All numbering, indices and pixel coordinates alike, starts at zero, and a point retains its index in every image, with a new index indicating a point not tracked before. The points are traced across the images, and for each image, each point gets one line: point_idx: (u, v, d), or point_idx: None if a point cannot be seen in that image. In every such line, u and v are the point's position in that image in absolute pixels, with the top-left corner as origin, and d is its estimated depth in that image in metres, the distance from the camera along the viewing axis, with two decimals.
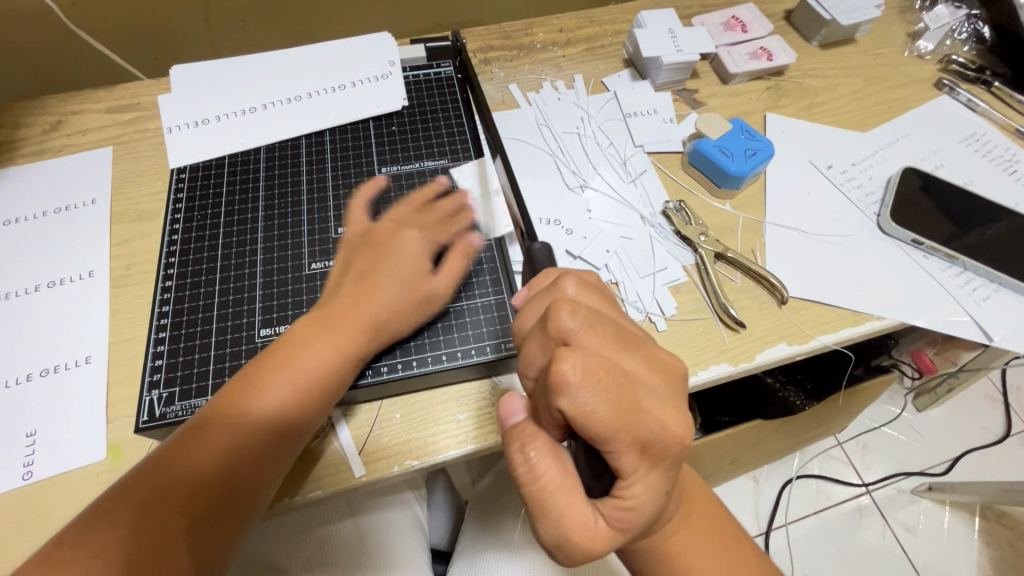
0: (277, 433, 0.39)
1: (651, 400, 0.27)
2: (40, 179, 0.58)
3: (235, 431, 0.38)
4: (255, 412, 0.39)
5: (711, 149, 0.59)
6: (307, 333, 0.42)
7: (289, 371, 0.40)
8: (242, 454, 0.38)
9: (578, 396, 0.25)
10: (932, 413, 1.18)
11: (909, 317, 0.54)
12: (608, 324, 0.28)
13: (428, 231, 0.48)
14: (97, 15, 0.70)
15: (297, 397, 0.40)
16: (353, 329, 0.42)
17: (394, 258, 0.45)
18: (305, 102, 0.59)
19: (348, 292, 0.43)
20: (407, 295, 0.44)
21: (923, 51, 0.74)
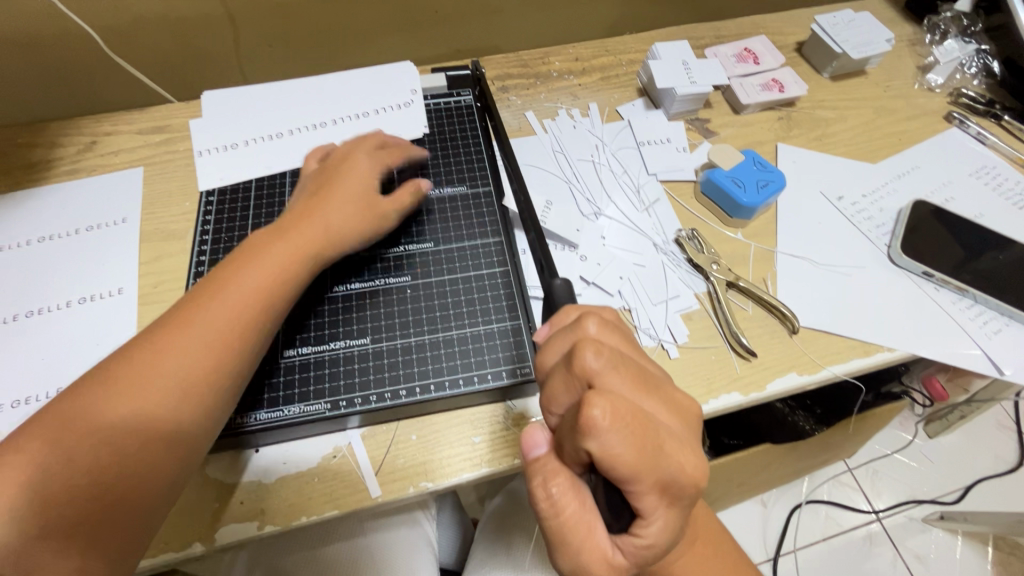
0: (219, 341, 0.40)
1: (672, 444, 0.27)
2: (73, 198, 0.61)
3: (175, 343, 0.39)
4: (197, 324, 0.40)
5: (724, 179, 0.60)
6: (247, 254, 0.44)
7: (228, 290, 0.41)
8: (184, 363, 0.38)
9: (606, 440, 0.25)
10: (943, 440, 1.16)
11: (920, 350, 0.55)
12: (631, 365, 0.29)
13: (376, 158, 0.52)
14: (131, 41, 0.73)
15: (237, 308, 0.41)
16: (297, 242, 0.45)
17: (345, 179, 0.49)
18: (330, 129, 0.61)
19: (298, 211, 0.47)
20: (356, 210, 0.48)
21: (932, 84, 0.75)
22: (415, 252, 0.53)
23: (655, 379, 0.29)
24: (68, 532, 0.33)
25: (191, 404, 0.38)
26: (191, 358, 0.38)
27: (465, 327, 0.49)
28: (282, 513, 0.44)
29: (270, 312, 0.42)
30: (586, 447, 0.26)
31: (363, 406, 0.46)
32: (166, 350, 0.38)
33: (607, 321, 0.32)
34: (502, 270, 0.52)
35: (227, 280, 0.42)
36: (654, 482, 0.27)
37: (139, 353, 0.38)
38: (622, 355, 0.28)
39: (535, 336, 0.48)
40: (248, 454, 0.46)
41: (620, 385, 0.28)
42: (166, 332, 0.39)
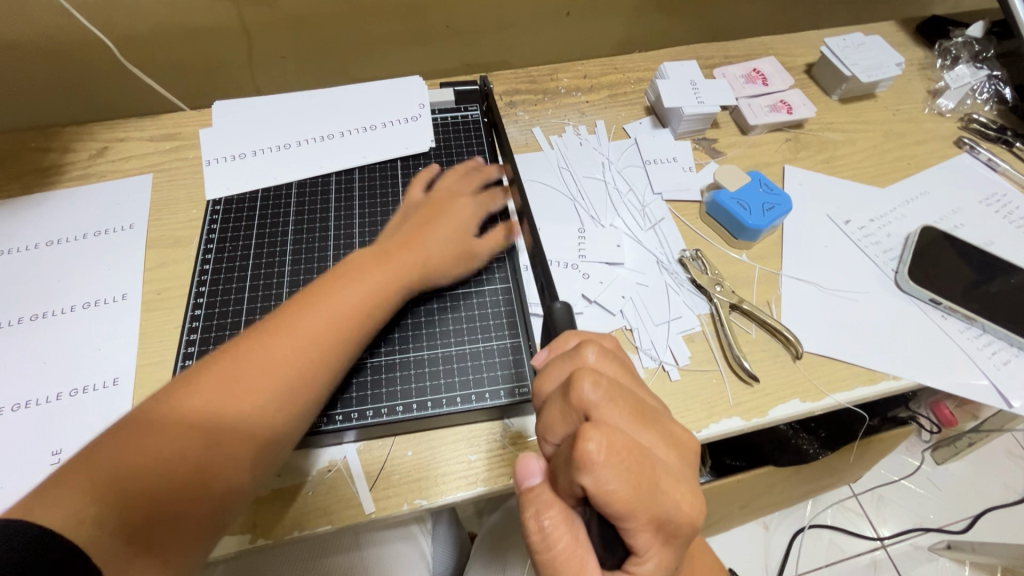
0: (314, 355, 0.41)
1: (670, 480, 0.26)
2: (83, 203, 0.61)
3: (273, 353, 0.40)
4: (295, 336, 0.41)
5: (729, 201, 0.60)
6: (350, 272, 0.46)
7: (336, 304, 0.43)
8: (284, 378, 0.39)
9: (601, 475, 0.24)
10: (951, 467, 1.14)
11: (925, 379, 0.54)
12: (628, 397, 0.28)
13: (479, 203, 0.55)
14: (147, 50, 0.74)
15: (336, 327, 0.42)
16: (402, 267, 0.47)
17: (449, 218, 0.52)
18: (337, 140, 0.61)
19: (406, 236, 0.49)
20: (453, 251, 0.50)
21: (943, 109, 0.75)
22: None
23: (652, 411, 0.28)
24: (156, 532, 0.34)
25: (281, 418, 0.39)
26: (289, 374, 0.39)
27: (465, 343, 0.49)
28: (273, 526, 0.44)
29: (362, 332, 0.44)
30: (580, 481, 0.25)
31: (360, 420, 0.45)
32: (265, 361, 0.39)
33: (608, 350, 0.31)
34: (503, 287, 0.52)
35: (326, 294, 0.44)
36: (648, 520, 0.26)
37: (240, 360, 0.39)
38: (620, 386, 0.28)
39: (533, 355, 0.48)
40: None
41: (617, 417, 0.27)
42: (266, 342, 0.40)
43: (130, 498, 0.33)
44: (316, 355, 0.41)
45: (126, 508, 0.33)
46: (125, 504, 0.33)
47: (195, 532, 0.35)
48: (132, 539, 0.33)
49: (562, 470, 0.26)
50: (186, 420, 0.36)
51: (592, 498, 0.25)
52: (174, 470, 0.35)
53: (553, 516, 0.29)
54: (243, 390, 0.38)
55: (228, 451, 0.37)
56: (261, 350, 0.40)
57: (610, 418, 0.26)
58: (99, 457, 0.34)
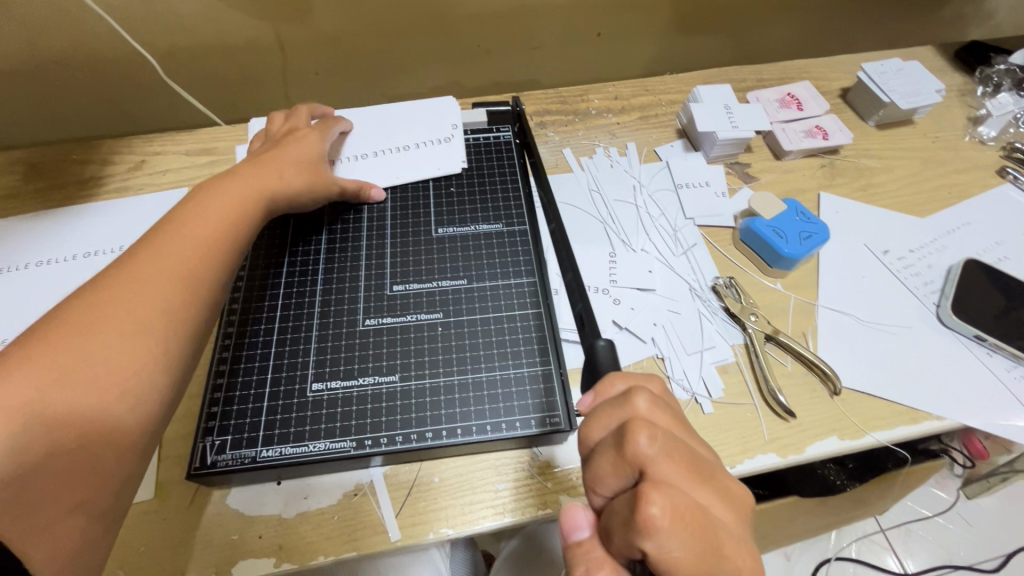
0: (187, 269, 0.39)
1: (731, 544, 0.25)
2: (120, 215, 0.62)
3: (140, 275, 0.37)
4: (164, 256, 0.39)
5: (765, 229, 0.59)
6: (203, 198, 0.44)
7: (198, 217, 0.42)
8: (161, 292, 0.37)
9: (665, 541, 0.23)
10: (983, 503, 1.10)
11: (971, 420, 0.52)
12: (685, 452, 0.26)
13: (319, 133, 0.58)
14: (187, 65, 0.76)
15: (204, 241, 0.41)
16: (256, 180, 0.48)
17: (288, 144, 0.53)
18: (369, 158, 0.61)
19: (255, 161, 0.50)
20: (307, 173, 0.52)
21: (985, 137, 0.73)
22: (447, 288, 0.52)
23: (710, 466, 0.27)
24: (60, 474, 0.31)
25: (172, 328, 0.37)
26: (167, 288, 0.38)
27: (494, 370, 0.48)
28: (299, 551, 0.43)
29: (234, 245, 0.43)
30: (639, 546, 0.24)
31: (389, 446, 0.44)
32: (134, 282, 0.37)
33: (659, 397, 0.30)
34: (534, 312, 0.51)
35: (186, 217, 0.42)
36: None
37: (104, 290, 0.36)
38: (678, 441, 0.26)
39: (566, 383, 0.47)
40: (268, 486, 0.46)
41: (675, 475, 0.26)
42: (135, 267, 0.38)
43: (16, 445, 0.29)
44: (189, 267, 0.39)
45: (17, 456, 0.29)
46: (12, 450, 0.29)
47: (107, 465, 0.33)
48: (31, 485, 0.29)
49: (619, 531, 0.25)
50: (60, 353, 0.32)
51: (653, 564, 0.23)
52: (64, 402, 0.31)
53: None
54: (118, 312, 0.35)
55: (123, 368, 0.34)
56: (125, 275, 0.37)
57: (669, 476, 0.25)
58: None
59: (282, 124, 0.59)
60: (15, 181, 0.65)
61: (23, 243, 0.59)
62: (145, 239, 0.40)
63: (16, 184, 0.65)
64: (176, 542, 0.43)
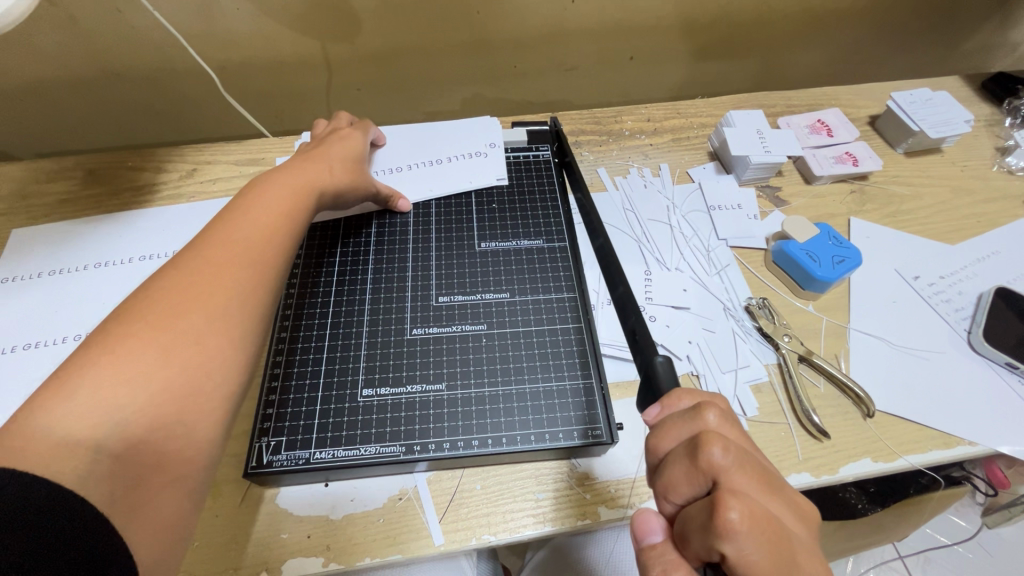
0: (256, 250, 0.40)
1: (807, 553, 0.26)
2: (174, 221, 0.65)
3: (213, 260, 0.38)
4: (231, 243, 0.39)
5: (799, 252, 0.60)
6: (259, 188, 0.45)
7: (260, 203, 0.43)
8: (233, 277, 0.38)
9: (743, 545, 0.24)
10: (1005, 533, 1.08)
11: (1002, 446, 0.52)
12: (756, 465, 0.28)
13: (360, 132, 0.60)
14: (238, 78, 0.79)
15: (267, 230, 0.42)
16: (307, 171, 0.49)
17: (332, 146, 0.55)
18: (409, 171, 0.64)
19: (302, 157, 0.52)
20: (349, 169, 0.54)
21: (1013, 167, 0.74)
22: (489, 300, 0.54)
23: (777, 478, 0.28)
24: (153, 452, 0.31)
25: (246, 311, 0.37)
26: (238, 274, 0.38)
27: (537, 381, 0.49)
28: (346, 551, 0.45)
29: (292, 228, 0.44)
30: (716, 552, 0.25)
31: (436, 452, 0.46)
32: (208, 267, 0.37)
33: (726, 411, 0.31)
34: (576, 326, 0.53)
35: (249, 207, 0.43)
36: None
37: (183, 271, 0.37)
38: (748, 453, 0.27)
39: (608, 396, 0.48)
40: (316, 487, 0.47)
41: (747, 486, 0.27)
42: (206, 252, 0.38)
43: (116, 422, 0.30)
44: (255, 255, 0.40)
45: (122, 434, 0.30)
46: (111, 429, 0.29)
47: (199, 440, 0.33)
48: (134, 462, 0.30)
49: (697, 535, 0.26)
50: (150, 335, 0.33)
51: (732, 566, 0.25)
52: (158, 380, 0.32)
53: None
54: (195, 296, 0.35)
55: (206, 349, 0.34)
56: (199, 260, 0.37)
57: (743, 486, 0.26)
58: (64, 402, 0.29)
59: (323, 128, 0.61)
60: (73, 186, 0.68)
61: (80, 246, 0.62)
62: (214, 222, 0.41)
63: (74, 189, 0.68)
64: (227, 539, 0.45)
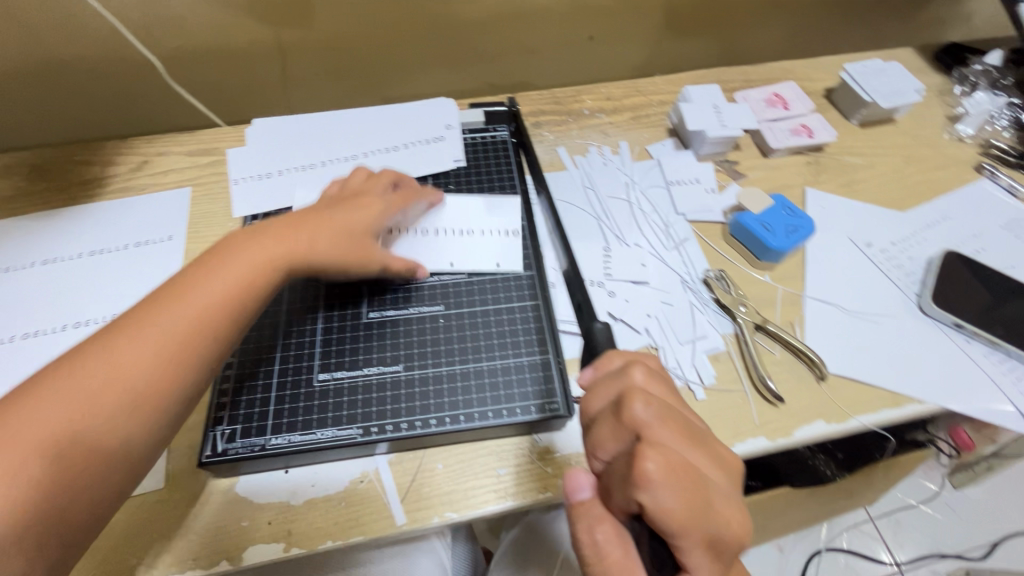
0: (187, 344, 0.38)
1: (723, 500, 0.27)
2: (125, 215, 0.63)
3: (134, 347, 0.37)
4: (147, 335, 0.37)
5: (754, 223, 0.61)
6: (221, 258, 0.42)
7: (212, 280, 0.41)
8: (130, 384, 0.36)
9: (658, 493, 0.25)
10: (970, 492, 1.12)
11: (950, 403, 0.54)
12: (678, 418, 0.29)
13: (389, 199, 0.52)
14: (187, 67, 0.77)
15: (203, 317, 0.39)
16: (281, 246, 0.44)
17: (342, 210, 0.48)
18: (444, 236, 0.56)
19: (294, 224, 0.45)
20: (346, 245, 0.47)
21: (962, 135, 0.76)
22: (446, 280, 0.54)
23: (700, 433, 0.30)
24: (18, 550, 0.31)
25: (143, 415, 0.36)
26: (156, 369, 0.37)
27: (494, 358, 0.50)
28: (307, 536, 0.44)
29: (240, 316, 0.41)
30: (635, 500, 0.26)
31: (394, 433, 0.46)
32: (126, 356, 0.36)
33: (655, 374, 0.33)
34: (533, 303, 0.53)
35: (185, 290, 0.40)
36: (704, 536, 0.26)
37: (101, 355, 0.36)
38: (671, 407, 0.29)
39: (564, 369, 0.49)
40: (275, 474, 0.47)
41: (668, 437, 0.28)
42: (112, 344, 0.36)
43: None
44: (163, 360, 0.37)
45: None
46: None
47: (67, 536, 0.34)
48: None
49: (619, 486, 0.27)
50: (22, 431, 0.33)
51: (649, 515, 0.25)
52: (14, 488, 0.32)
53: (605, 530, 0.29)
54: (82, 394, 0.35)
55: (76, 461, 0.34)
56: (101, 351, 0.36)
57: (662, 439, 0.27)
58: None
59: (360, 179, 0.54)
60: (18, 182, 0.66)
61: (27, 243, 0.60)
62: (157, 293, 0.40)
63: (18, 185, 0.65)
64: (188, 531, 0.44)
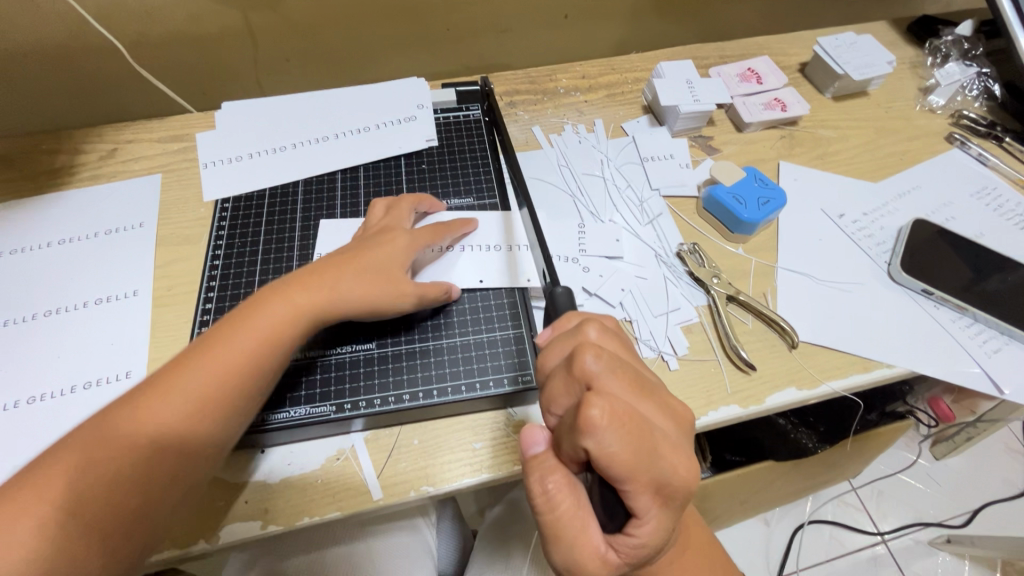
0: (212, 404, 0.40)
1: (665, 444, 0.30)
2: (94, 203, 0.62)
3: (167, 403, 0.39)
4: (178, 390, 0.40)
5: (725, 196, 0.61)
6: (254, 311, 0.44)
7: (243, 334, 0.42)
8: (166, 434, 0.39)
9: (603, 436, 0.28)
10: (950, 462, 1.14)
11: (919, 367, 0.55)
12: (626, 371, 0.32)
13: (416, 233, 0.51)
14: (155, 53, 0.76)
15: (229, 375, 0.41)
16: (309, 301, 0.45)
17: (369, 249, 0.48)
18: (471, 253, 0.56)
19: (323, 269, 0.47)
20: (372, 286, 0.46)
21: (934, 106, 0.77)
22: None
23: (649, 385, 0.32)
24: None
25: (170, 473, 0.39)
26: (184, 427, 0.39)
27: (467, 334, 0.51)
28: (284, 513, 0.45)
29: (266, 375, 0.42)
30: (583, 446, 0.29)
31: (369, 409, 0.47)
32: (158, 411, 0.39)
33: (607, 330, 0.36)
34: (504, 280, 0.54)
35: (213, 351, 0.42)
36: (647, 475, 0.29)
37: (141, 407, 0.39)
38: (619, 362, 0.32)
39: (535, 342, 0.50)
40: (251, 455, 0.47)
41: (616, 388, 0.31)
42: (141, 403, 0.39)
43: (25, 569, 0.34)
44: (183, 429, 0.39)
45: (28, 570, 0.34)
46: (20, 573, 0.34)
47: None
48: None
49: (568, 435, 0.29)
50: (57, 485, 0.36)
51: (594, 458, 0.28)
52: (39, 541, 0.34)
53: (557, 480, 0.31)
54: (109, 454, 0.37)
55: (101, 520, 0.36)
56: (134, 408, 0.39)
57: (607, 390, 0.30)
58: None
59: (379, 216, 0.54)
60: None
61: None
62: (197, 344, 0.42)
63: None
64: None
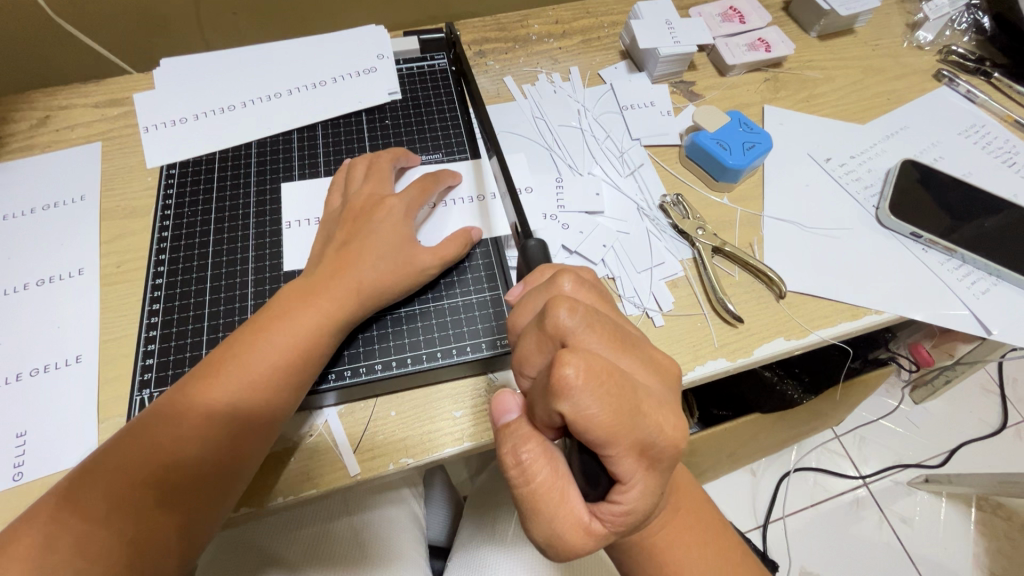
0: (246, 409, 0.39)
1: (650, 403, 0.28)
2: (27, 176, 0.57)
3: (203, 405, 0.39)
4: (213, 392, 0.39)
5: (709, 142, 0.58)
6: (283, 312, 0.42)
7: (273, 336, 0.41)
8: (200, 438, 0.38)
9: (580, 399, 0.26)
10: (929, 405, 1.17)
11: (907, 311, 0.54)
12: (607, 325, 0.30)
13: (410, 198, 0.48)
14: (85, 9, 0.69)
15: (261, 378, 0.40)
16: (334, 299, 0.43)
17: (373, 232, 0.46)
18: (459, 208, 0.53)
19: (334, 260, 0.45)
20: (391, 270, 0.45)
21: (922, 42, 0.73)
22: None
23: (631, 338, 0.31)
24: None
25: (203, 480, 0.38)
26: (220, 430, 0.39)
27: (443, 300, 0.49)
28: (256, 495, 0.43)
29: (298, 380, 0.41)
30: (561, 409, 0.26)
31: (340, 382, 0.45)
32: (192, 414, 0.39)
33: (585, 282, 0.35)
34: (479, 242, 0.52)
35: (240, 360, 0.40)
36: (630, 436, 0.27)
37: (174, 411, 0.39)
38: (598, 316, 0.30)
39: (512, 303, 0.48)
40: None
41: (595, 344, 0.29)
42: (178, 406, 0.39)
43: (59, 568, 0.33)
44: (217, 438, 0.38)
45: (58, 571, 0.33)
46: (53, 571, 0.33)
47: None
48: None
49: (543, 399, 0.27)
50: (89, 498, 0.35)
51: (572, 421, 0.26)
52: (67, 556, 0.34)
53: (532, 450, 0.30)
54: (141, 466, 0.36)
55: (136, 526, 0.35)
56: (167, 416, 0.38)
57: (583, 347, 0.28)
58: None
59: (356, 183, 0.50)
60: None
61: None
62: (227, 347, 0.41)
63: None
64: None
